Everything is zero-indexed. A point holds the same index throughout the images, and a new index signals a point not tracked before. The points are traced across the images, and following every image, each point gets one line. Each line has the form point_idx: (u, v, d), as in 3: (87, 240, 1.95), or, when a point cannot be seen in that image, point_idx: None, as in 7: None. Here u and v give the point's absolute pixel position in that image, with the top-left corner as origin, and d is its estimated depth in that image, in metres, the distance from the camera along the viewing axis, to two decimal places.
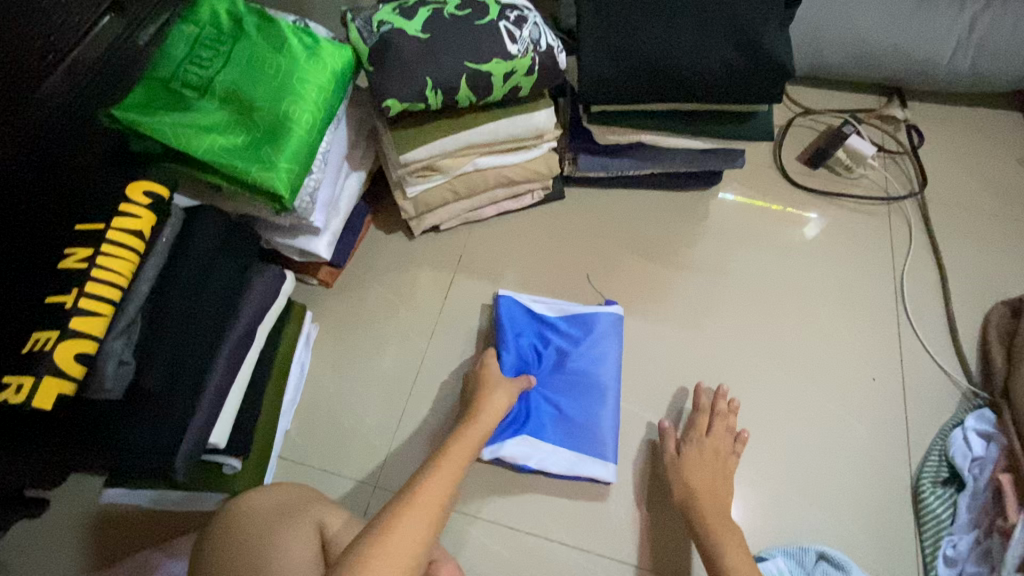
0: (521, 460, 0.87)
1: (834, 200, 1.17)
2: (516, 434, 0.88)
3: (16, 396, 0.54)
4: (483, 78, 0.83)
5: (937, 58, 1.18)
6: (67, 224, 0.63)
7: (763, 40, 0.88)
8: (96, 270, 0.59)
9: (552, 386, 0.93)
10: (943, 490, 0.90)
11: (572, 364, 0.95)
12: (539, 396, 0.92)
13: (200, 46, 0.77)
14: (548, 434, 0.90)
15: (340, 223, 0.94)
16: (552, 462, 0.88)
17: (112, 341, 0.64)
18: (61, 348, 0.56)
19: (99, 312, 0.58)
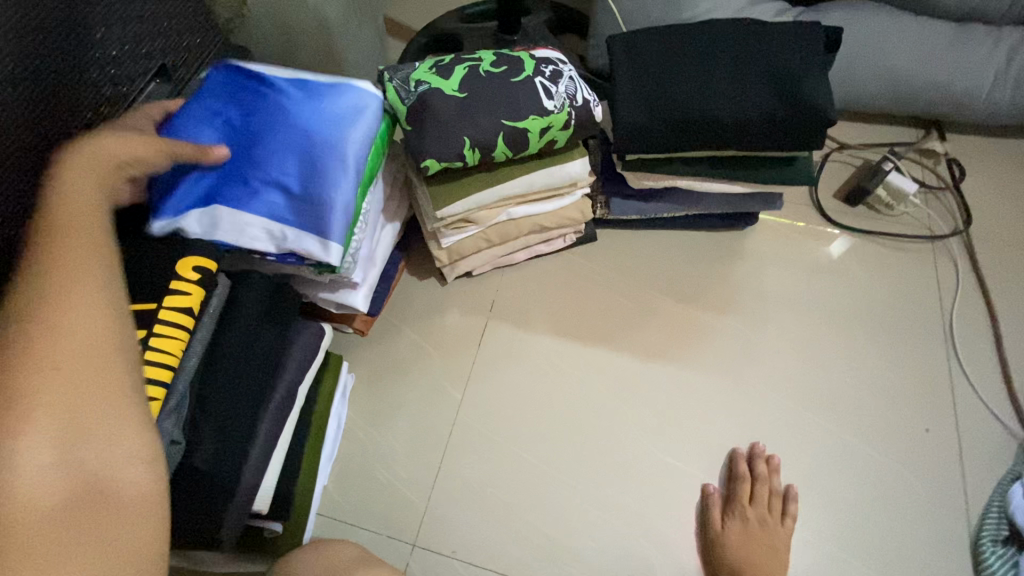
0: (212, 235, 0.72)
1: (875, 239, 1.14)
2: (204, 202, 0.72)
3: None
4: (520, 134, 0.83)
5: (977, 91, 1.15)
6: None
7: (802, 88, 0.86)
8: (150, 353, 0.61)
9: (270, 147, 0.74)
10: (1005, 549, 0.85)
11: (305, 107, 0.78)
12: (246, 167, 0.74)
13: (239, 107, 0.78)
14: (242, 205, 0.73)
15: (376, 274, 0.94)
16: (249, 230, 0.73)
17: (165, 421, 0.64)
18: None
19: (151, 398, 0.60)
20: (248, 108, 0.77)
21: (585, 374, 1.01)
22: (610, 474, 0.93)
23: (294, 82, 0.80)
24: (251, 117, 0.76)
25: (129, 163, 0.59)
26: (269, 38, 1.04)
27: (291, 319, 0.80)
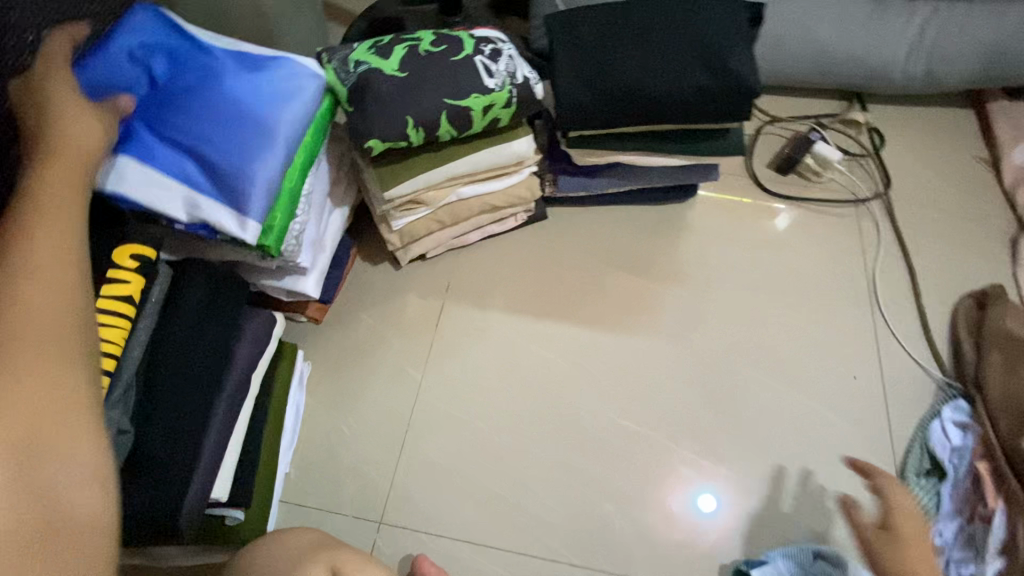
0: (116, 187, 0.70)
1: (807, 205, 1.21)
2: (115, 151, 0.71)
3: None
4: (462, 112, 0.84)
5: (892, 63, 1.24)
6: None
7: (730, 62, 0.91)
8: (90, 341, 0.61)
9: (194, 113, 0.74)
10: (927, 480, 0.92)
11: (240, 78, 0.78)
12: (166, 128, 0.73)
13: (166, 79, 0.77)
14: (156, 166, 0.72)
15: (326, 259, 0.94)
16: (163, 192, 0.72)
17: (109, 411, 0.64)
18: None
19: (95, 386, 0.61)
20: (181, 68, 0.77)
21: (542, 347, 1.04)
22: (570, 441, 0.96)
23: (230, 53, 0.80)
24: (183, 79, 0.76)
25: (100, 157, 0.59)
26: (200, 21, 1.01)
27: (239, 305, 0.79)
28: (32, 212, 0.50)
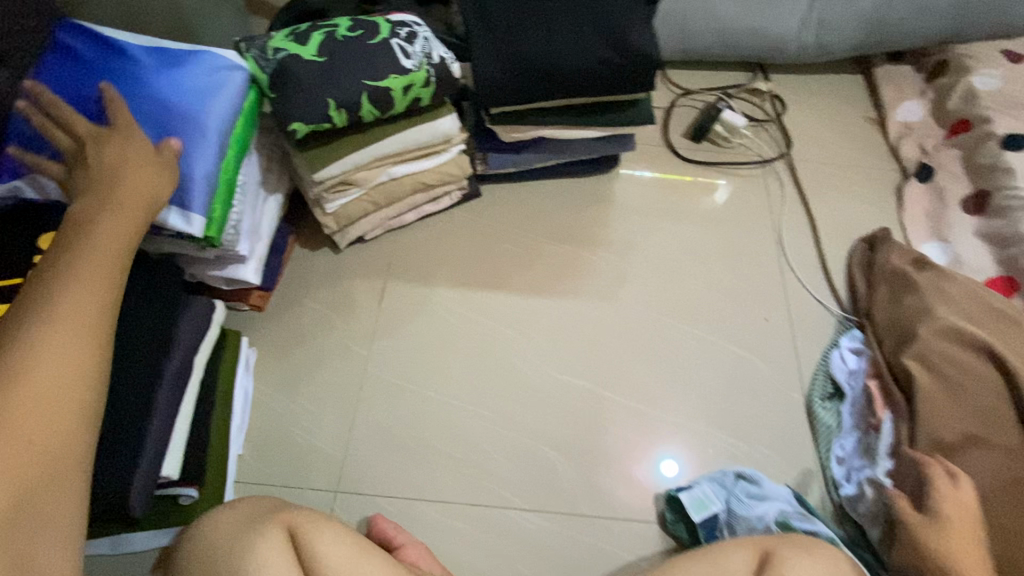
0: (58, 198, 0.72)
1: (719, 168, 1.31)
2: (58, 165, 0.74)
3: None
4: (383, 93, 0.88)
5: (786, 34, 1.35)
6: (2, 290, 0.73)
7: (630, 36, 0.99)
8: None
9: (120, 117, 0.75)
10: (830, 403, 1.05)
11: (162, 76, 0.78)
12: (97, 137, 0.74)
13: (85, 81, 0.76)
14: None
15: (264, 246, 0.96)
16: None
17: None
18: None
19: None
20: (100, 74, 0.77)
21: (482, 316, 1.10)
22: (514, 399, 1.03)
23: (147, 51, 0.79)
24: (103, 82, 0.76)
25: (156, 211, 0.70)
26: (115, 18, 1.01)
27: (171, 292, 0.81)
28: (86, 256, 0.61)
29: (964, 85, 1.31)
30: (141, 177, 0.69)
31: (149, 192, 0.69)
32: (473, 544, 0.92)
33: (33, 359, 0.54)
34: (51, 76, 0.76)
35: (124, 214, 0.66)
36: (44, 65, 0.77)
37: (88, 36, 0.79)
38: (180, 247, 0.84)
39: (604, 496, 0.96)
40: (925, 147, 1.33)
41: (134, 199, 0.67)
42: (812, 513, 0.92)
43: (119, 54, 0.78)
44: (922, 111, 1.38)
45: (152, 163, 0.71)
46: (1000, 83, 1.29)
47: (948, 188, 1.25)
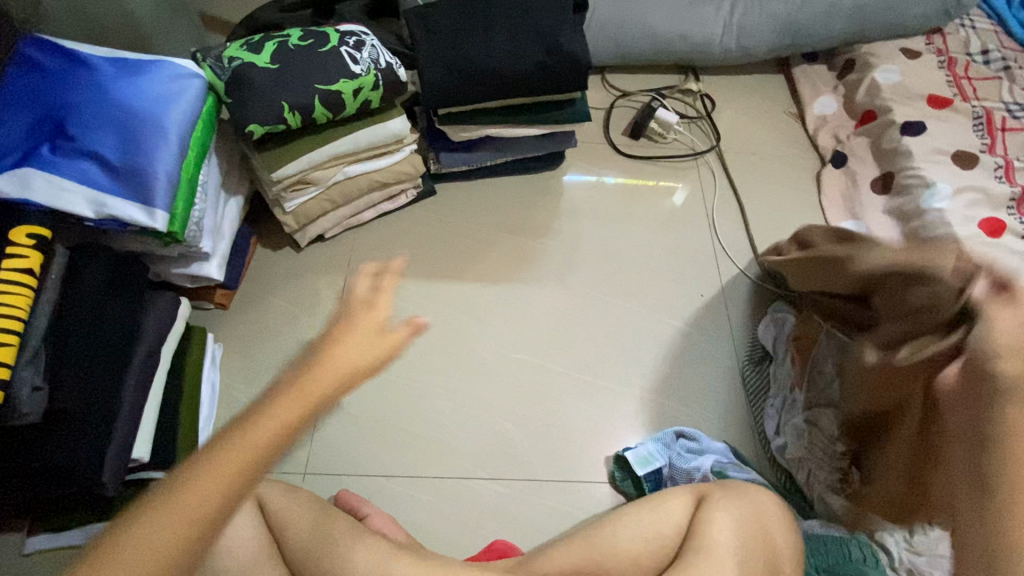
0: (22, 194, 0.73)
1: (657, 162, 1.42)
2: (15, 167, 0.75)
3: None
4: (334, 96, 0.96)
5: (712, 39, 1.47)
6: None
7: (562, 41, 1.09)
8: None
9: (84, 120, 0.79)
10: (761, 366, 1.15)
11: (122, 83, 0.83)
12: (62, 138, 0.78)
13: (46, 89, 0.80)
14: (57, 174, 0.76)
15: (226, 244, 1.01)
16: (68, 196, 0.76)
17: (20, 369, 0.67)
18: None
19: (7, 341, 0.65)
20: (65, 82, 0.81)
21: (440, 305, 1.17)
22: (472, 380, 1.09)
23: (108, 61, 0.84)
24: (65, 90, 0.80)
25: (315, 416, 0.55)
26: (73, 31, 1.06)
27: (139, 292, 0.83)
28: (266, 431, 0.51)
29: (869, 80, 1.45)
30: (348, 352, 0.58)
31: (362, 368, 0.58)
32: (436, 514, 0.98)
33: (161, 527, 0.46)
34: (14, 84, 0.80)
35: (302, 393, 0.54)
36: (7, 78, 0.81)
37: (52, 48, 0.84)
38: (146, 245, 0.87)
39: (558, 461, 1.04)
40: (840, 137, 1.46)
41: (336, 377, 0.56)
42: (746, 465, 1.01)
43: (82, 65, 0.83)
44: (837, 105, 1.51)
45: (382, 348, 0.60)
46: (899, 77, 1.44)
47: (859, 172, 1.39)
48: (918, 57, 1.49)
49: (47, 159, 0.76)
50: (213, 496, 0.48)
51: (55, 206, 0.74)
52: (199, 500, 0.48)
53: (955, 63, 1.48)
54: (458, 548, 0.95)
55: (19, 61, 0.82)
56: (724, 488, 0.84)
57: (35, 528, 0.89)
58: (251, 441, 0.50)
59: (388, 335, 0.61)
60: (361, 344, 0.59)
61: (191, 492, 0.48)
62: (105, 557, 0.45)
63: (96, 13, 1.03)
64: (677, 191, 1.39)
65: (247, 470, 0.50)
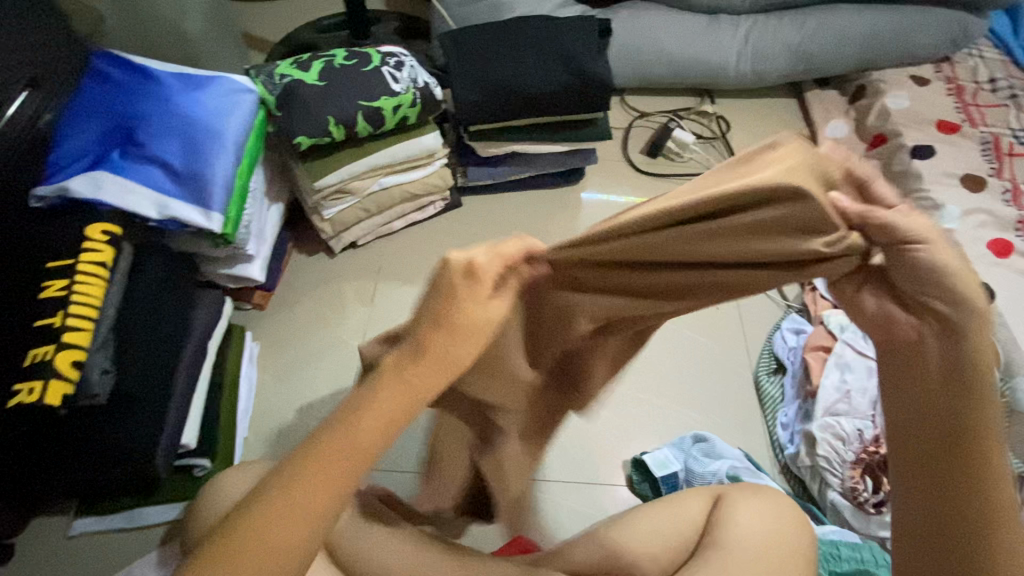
0: (94, 195, 0.80)
1: (674, 180, 1.48)
2: (88, 170, 0.82)
3: (30, 396, 0.65)
4: (376, 112, 1.03)
5: (728, 63, 1.53)
6: (39, 263, 0.74)
7: (588, 63, 1.16)
8: (77, 296, 0.71)
9: (150, 130, 0.86)
10: (775, 377, 1.19)
11: (186, 96, 0.90)
12: (129, 144, 0.85)
13: (117, 99, 0.87)
14: (126, 177, 0.82)
15: (268, 248, 1.07)
16: (134, 198, 0.82)
17: (93, 353, 0.71)
18: (49, 389, 0.66)
19: (85, 327, 0.70)
20: (135, 94, 0.88)
21: None
22: None
23: (173, 75, 0.92)
24: (134, 101, 0.87)
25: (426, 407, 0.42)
26: (131, 47, 1.13)
27: (191, 290, 0.89)
28: (371, 427, 0.41)
29: (879, 105, 1.51)
30: (467, 340, 0.41)
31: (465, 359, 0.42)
32: None
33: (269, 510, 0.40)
34: (90, 95, 0.88)
35: (410, 384, 0.41)
36: (83, 91, 0.89)
37: (124, 63, 0.91)
38: (197, 245, 0.93)
39: (577, 464, 1.07)
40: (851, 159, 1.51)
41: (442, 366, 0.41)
42: (760, 471, 1.04)
43: (150, 78, 0.90)
44: (848, 128, 1.56)
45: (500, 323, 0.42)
46: (909, 103, 1.50)
47: None
48: (927, 84, 1.55)
49: (116, 163, 0.83)
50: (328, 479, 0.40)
51: (123, 207, 0.81)
52: (321, 494, 0.40)
53: (964, 91, 1.54)
54: (481, 543, 0.99)
55: (94, 74, 0.90)
56: (742, 490, 0.87)
57: (83, 512, 0.94)
58: (358, 435, 0.41)
59: (497, 317, 0.42)
60: (475, 329, 0.41)
61: (310, 475, 0.40)
62: (235, 545, 0.40)
63: (154, 31, 1.11)
64: None
65: (361, 464, 0.41)
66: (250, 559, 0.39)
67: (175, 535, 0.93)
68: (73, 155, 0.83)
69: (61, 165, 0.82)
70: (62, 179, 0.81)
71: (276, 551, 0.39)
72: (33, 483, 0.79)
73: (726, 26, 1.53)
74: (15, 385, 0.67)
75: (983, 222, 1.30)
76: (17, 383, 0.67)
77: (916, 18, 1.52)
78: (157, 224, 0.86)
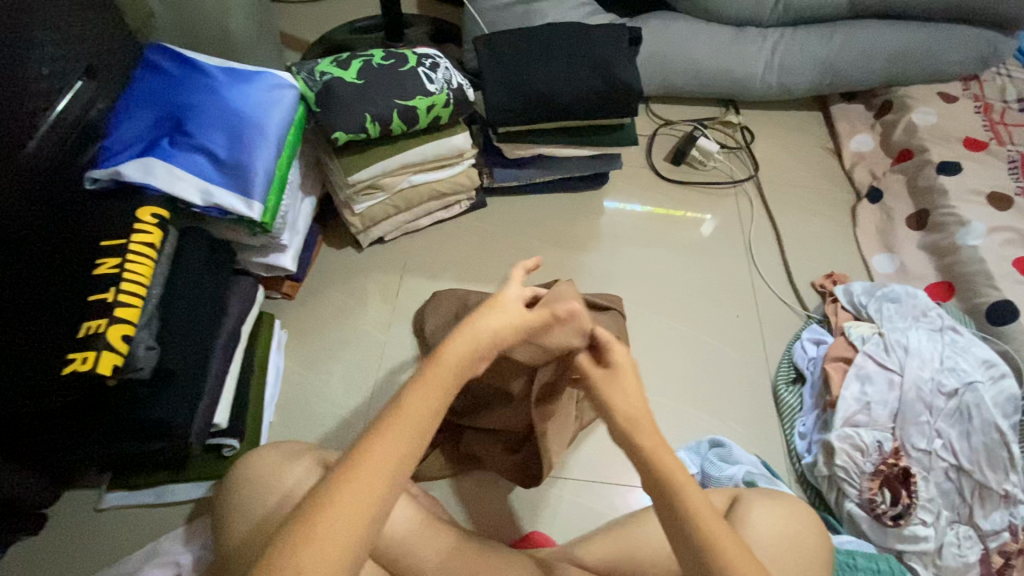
0: (144, 179, 0.84)
1: (696, 188, 1.49)
2: (140, 156, 0.85)
3: (83, 365, 0.69)
4: (410, 110, 1.06)
5: (753, 74, 1.54)
6: (92, 241, 0.78)
7: (617, 70, 1.18)
8: (128, 274, 0.75)
9: (198, 120, 0.90)
10: (793, 386, 1.19)
11: (232, 89, 0.94)
12: (178, 133, 0.89)
13: (168, 90, 0.92)
14: (174, 164, 0.86)
15: (300, 239, 1.10)
16: (181, 184, 0.86)
17: (138, 331, 0.76)
18: (101, 360, 0.70)
19: (134, 304, 0.74)
20: (185, 86, 0.92)
21: None
22: None
23: (221, 70, 0.96)
24: (185, 93, 0.91)
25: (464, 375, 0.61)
26: (177, 40, 1.18)
27: (227, 276, 0.93)
28: (418, 400, 0.57)
29: (905, 120, 1.51)
30: (489, 323, 0.63)
31: (484, 338, 0.63)
32: (477, 503, 1.04)
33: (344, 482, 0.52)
34: (144, 85, 0.92)
35: (443, 363, 0.60)
36: (138, 82, 0.93)
37: (176, 56, 0.95)
38: (235, 233, 0.97)
39: (594, 463, 1.09)
40: (875, 174, 1.51)
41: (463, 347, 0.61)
42: (776, 478, 1.05)
43: (199, 72, 0.94)
44: (873, 143, 1.57)
45: (510, 337, 0.64)
46: (935, 119, 1.49)
47: (894, 208, 1.43)
48: (955, 101, 1.54)
49: (166, 151, 0.87)
50: (385, 455, 0.54)
51: (170, 192, 0.85)
52: (384, 458, 0.54)
53: (991, 109, 1.53)
54: (496, 536, 1.00)
55: (147, 66, 0.94)
56: (759, 493, 0.87)
57: (113, 486, 0.97)
58: (407, 407, 0.57)
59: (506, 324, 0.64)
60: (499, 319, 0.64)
61: (369, 453, 0.54)
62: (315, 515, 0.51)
63: (200, 26, 1.15)
64: (707, 221, 1.44)
65: (415, 429, 0.56)
66: (336, 519, 0.50)
67: (201, 513, 0.96)
68: (127, 141, 0.87)
69: (115, 150, 0.86)
70: (115, 163, 0.85)
71: (348, 515, 0.51)
72: (73, 454, 0.82)
73: (754, 38, 1.54)
74: (66, 353, 0.70)
75: (1008, 240, 1.29)
76: (69, 351, 0.70)
77: (944, 36, 1.52)
78: (200, 210, 0.89)
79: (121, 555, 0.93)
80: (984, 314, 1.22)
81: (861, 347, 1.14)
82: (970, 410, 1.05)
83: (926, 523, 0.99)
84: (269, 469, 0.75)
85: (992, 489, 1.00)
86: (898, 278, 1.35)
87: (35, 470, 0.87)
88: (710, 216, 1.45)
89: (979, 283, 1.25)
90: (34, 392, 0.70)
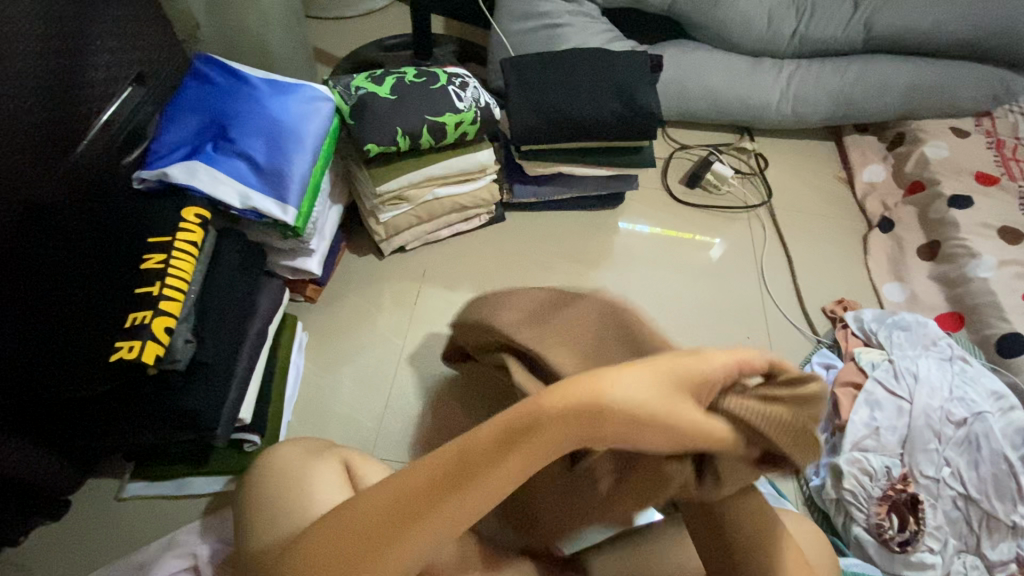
0: (187, 181, 0.88)
1: (710, 211, 1.53)
2: (185, 158, 0.90)
3: (130, 353, 0.73)
4: (439, 126, 1.10)
5: (769, 103, 1.58)
6: (139, 239, 0.83)
7: (638, 95, 1.23)
8: (172, 270, 0.80)
9: (240, 128, 0.94)
10: None
11: (273, 100, 0.99)
12: (221, 139, 0.93)
13: (214, 98, 0.97)
14: (216, 168, 0.91)
15: (326, 244, 1.14)
16: (222, 187, 0.90)
17: (178, 324, 0.80)
18: (146, 349, 0.74)
19: (176, 298, 0.79)
20: (229, 95, 0.97)
21: None
22: None
23: (263, 81, 1.01)
24: (229, 102, 0.97)
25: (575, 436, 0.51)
26: (218, 51, 1.23)
27: (259, 277, 0.97)
28: (481, 439, 0.51)
29: (918, 153, 1.54)
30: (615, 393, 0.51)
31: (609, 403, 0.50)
32: None
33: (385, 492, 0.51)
34: (191, 93, 0.98)
35: (522, 413, 0.51)
36: (185, 89, 0.98)
37: (222, 67, 1.01)
38: (267, 236, 1.01)
39: None
40: (887, 204, 1.54)
41: (585, 398, 0.50)
42: (784, 498, 1.06)
43: (243, 83, 0.99)
44: (885, 174, 1.60)
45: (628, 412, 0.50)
46: (948, 152, 1.52)
47: (905, 239, 1.46)
48: (967, 135, 1.57)
49: (209, 155, 0.91)
50: (433, 488, 0.50)
51: (210, 194, 0.89)
52: (415, 492, 0.50)
53: (1004, 145, 1.56)
54: None
55: (195, 75, 1.00)
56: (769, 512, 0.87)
57: (136, 476, 1.00)
58: (464, 451, 0.51)
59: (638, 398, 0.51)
60: (650, 378, 0.52)
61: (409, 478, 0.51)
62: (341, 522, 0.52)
63: (241, 38, 1.21)
64: (716, 244, 1.47)
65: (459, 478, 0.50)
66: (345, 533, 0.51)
67: (218, 507, 0.99)
68: (174, 145, 0.92)
69: (162, 153, 0.91)
70: (162, 165, 0.89)
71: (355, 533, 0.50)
72: (105, 441, 0.85)
73: (771, 68, 1.58)
74: (114, 342, 0.75)
75: (1018, 273, 1.31)
76: (118, 340, 0.75)
77: (957, 73, 1.56)
78: (236, 212, 0.93)
79: (139, 544, 0.96)
80: (994, 345, 1.23)
81: (872, 372, 1.15)
82: (979, 440, 1.06)
83: (933, 550, 1.00)
84: (292, 463, 0.77)
85: (1001, 520, 1.01)
86: (909, 307, 1.36)
87: (65, 456, 0.91)
88: (721, 239, 1.48)
89: (989, 315, 1.26)
90: (79, 376, 0.74)
